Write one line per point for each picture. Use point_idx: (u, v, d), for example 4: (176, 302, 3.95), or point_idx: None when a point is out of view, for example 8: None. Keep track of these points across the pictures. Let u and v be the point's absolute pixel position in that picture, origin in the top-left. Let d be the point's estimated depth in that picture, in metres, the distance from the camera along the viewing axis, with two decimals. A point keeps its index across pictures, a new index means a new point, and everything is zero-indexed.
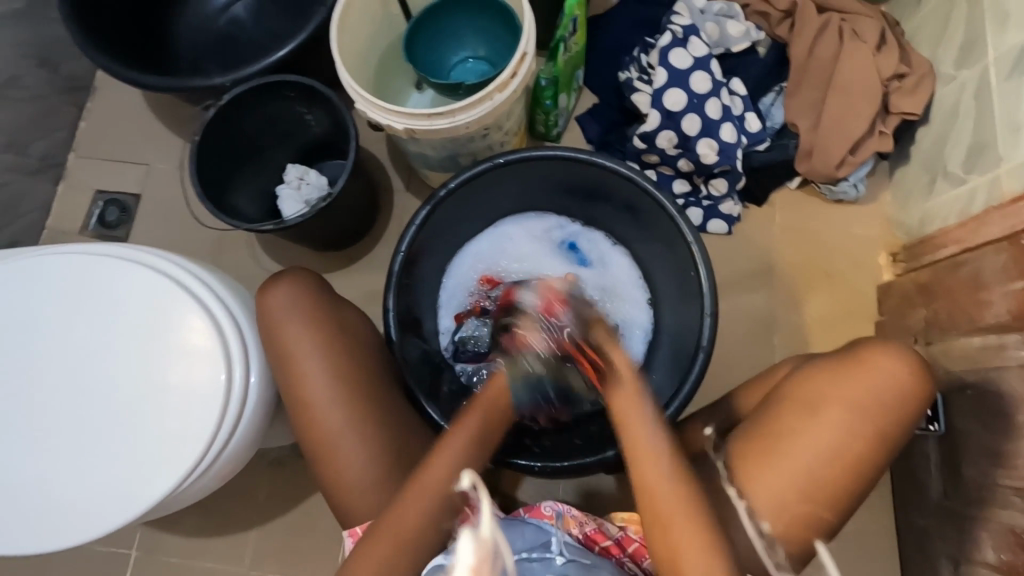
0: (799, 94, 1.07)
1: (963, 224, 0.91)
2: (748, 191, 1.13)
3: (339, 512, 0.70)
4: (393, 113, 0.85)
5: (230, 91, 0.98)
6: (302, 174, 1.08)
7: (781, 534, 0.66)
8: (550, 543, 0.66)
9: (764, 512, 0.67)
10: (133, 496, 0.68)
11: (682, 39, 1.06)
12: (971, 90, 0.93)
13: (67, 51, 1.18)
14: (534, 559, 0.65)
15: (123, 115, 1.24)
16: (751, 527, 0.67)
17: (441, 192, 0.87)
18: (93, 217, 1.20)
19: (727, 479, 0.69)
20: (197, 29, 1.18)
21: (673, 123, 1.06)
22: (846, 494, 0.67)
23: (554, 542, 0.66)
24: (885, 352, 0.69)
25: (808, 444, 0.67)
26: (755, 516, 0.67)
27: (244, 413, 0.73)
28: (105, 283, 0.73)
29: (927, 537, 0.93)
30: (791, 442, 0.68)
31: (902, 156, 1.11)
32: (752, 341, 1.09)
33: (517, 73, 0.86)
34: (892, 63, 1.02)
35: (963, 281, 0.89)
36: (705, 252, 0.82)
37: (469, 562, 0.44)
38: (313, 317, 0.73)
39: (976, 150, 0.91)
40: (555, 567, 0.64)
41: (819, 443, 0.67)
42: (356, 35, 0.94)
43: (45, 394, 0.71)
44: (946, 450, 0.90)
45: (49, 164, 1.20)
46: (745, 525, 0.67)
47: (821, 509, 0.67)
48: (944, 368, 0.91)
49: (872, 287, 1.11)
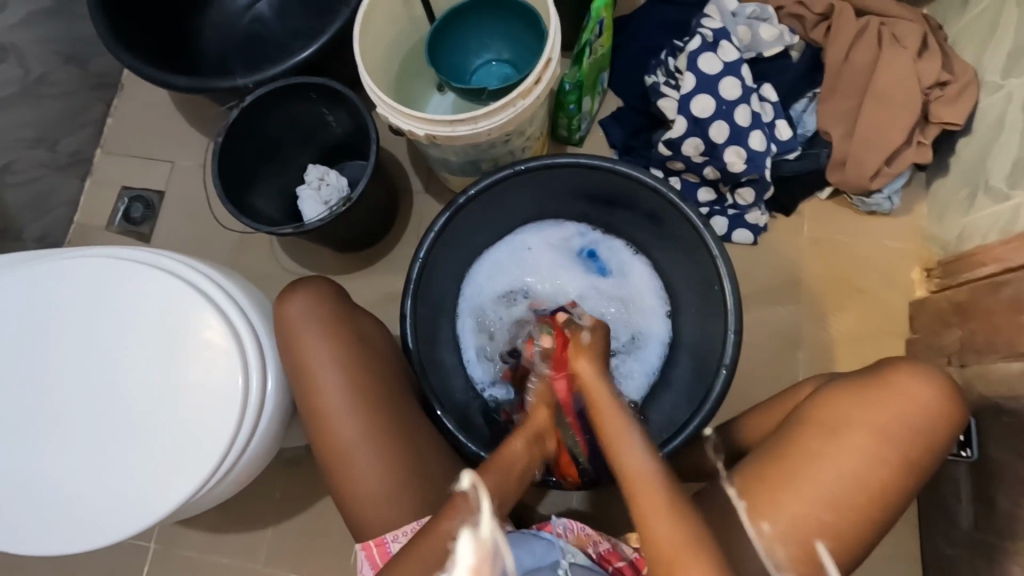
0: (833, 101, 1.03)
1: (1006, 242, 0.87)
2: (776, 201, 1.10)
3: (352, 524, 0.70)
4: (414, 118, 0.84)
5: (252, 92, 0.98)
6: (322, 175, 1.08)
7: (795, 565, 0.64)
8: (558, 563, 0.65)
9: (781, 540, 0.64)
10: (151, 501, 0.68)
11: (712, 43, 1.02)
12: (1019, 100, 0.89)
13: (95, 49, 1.20)
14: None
15: (149, 112, 1.26)
16: (765, 553, 0.65)
17: (461, 199, 0.86)
18: (118, 213, 1.21)
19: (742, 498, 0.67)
20: (223, 27, 1.19)
21: (699, 130, 1.03)
22: (869, 525, 0.64)
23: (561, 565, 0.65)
24: (915, 376, 0.66)
25: (834, 471, 0.64)
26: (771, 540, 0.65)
27: (259, 421, 0.73)
28: (127, 288, 0.74)
29: (955, 566, 0.90)
30: (814, 468, 0.65)
31: (940, 167, 1.06)
32: (776, 356, 1.06)
33: (540, 78, 0.84)
34: (934, 71, 0.98)
35: (1003, 303, 0.85)
36: (730, 266, 0.80)
37: (469, 562, 0.54)
38: (329, 327, 0.72)
39: (1022, 165, 0.87)
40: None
41: (843, 468, 0.64)
42: (379, 36, 0.93)
43: (68, 397, 0.72)
44: (979, 478, 0.86)
45: (77, 160, 1.22)
46: (762, 547, 0.65)
47: (842, 539, 0.64)
48: (979, 392, 0.88)
49: (904, 303, 1.07)
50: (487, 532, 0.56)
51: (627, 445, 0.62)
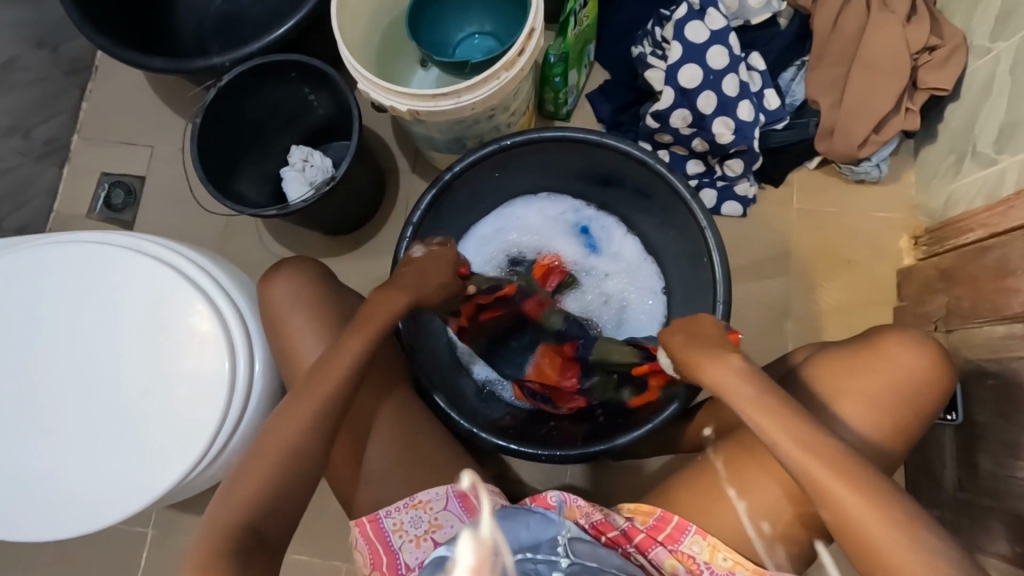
0: (821, 69, 1.02)
1: (992, 207, 0.87)
2: (765, 172, 1.09)
3: (346, 502, 0.70)
4: (395, 93, 0.82)
5: (230, 72, 0.95)
6: (305, 156, 1.06)
7: (780, 534, 0.67)
8: (555, 542, 0.63)
9: (762, 505, 0.67)
10: (143, 485, 0.68)
11: (699, 12, 1.00)
12: (1006, 64, 0.88)
13: (65, 30, 1.16)
14: (537, 559, 0.61)
15: (126, 95, 1.23)
16: (751, 530, 0.67)
17: (446, 176, 0.85)
18: (99, 200, 1.19)
19: (726, 479, 0.69)
20: (197, 4, 1.15)
21: (687, 101, 1.02)
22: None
23: (559, 543, 0.63)
24: (905, 345, 0.66)
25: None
26: (755, 521, 0.67)
27: (248, 405, 0.73)
28: (109, 275, 0.73)
29: (939, 526, 0.92)
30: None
31: (928, 134, 1.06)
32: (766, 327, 1.07)
33: (524, 50, 0.82)
34: (923, 36, 0.97)
35: (989, 267, 0.85)
36: (718, 238, 0.80)
37: (469, 561, 0.54)
38: (315, 307, 0.72)
39: (1009, 128, 0.86)
40: (560, 570, 0.60)
41: None
42: (359, 9, 0.90)
43: (53, 386, 0.71)
44: (965, 440, 0.88)
45: (53, 146, 1.19)
46: (745, 525, 0.67)
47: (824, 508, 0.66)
48: (964, 356, 0.89)
49: (891, 272, 1.07)
50: (488, 531, 0.57)
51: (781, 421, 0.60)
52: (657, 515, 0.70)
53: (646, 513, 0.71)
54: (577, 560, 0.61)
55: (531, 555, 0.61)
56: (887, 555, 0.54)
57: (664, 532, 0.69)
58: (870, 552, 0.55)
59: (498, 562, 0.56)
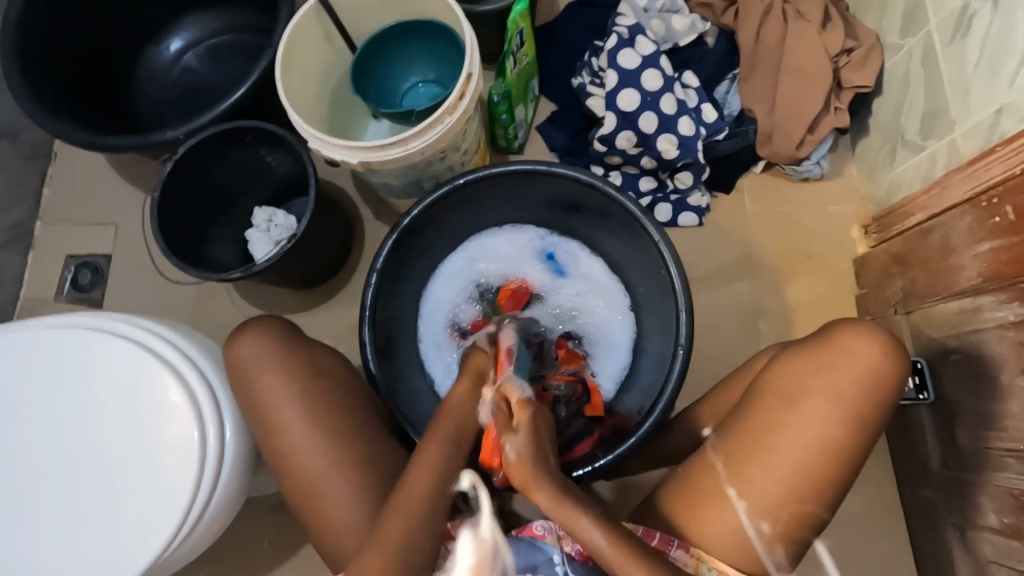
0: (752, 79, 1.08)
1: (927, 190, 0.91)
2: (715, 180, 1.13)
3: (330, 558, 0.69)
4: (345, 147, 0.85)
5: (185, 143, 0.97)
6: (269, 216, 1.08)
7: (778, 533, 0.65)
8: None
9: (758, 503, 0.65)
10: (120, 567, 0.67)
11: (629, 39, 1.06)
12: (918, 57, 0.94)
13: (21, 120, 1.18)
14: None
15: (87, 176, 1.24)
16: (750, 530, 0.65)
17: (405, 220, 0.87)
18: (67, 281, 1.19)
19: (726, 480, 0.66)
20: (152, 81, 1.19)
21: (630, 123, 1.06)
22: (836, 487, 0.65)
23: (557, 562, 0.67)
24: (859, 335, 0.67)
25: (795, 437, 0.65)
26: (755, 522, 0.65)
27: (224, 470, 0.72)
28: (75, 357, 0.73)
29: (933, 506, 0.92)
30: (776, 437, 0.66)
31: (861, 129, 1.12)
32: (737, 329, 1.09)
33: (465, 94, 0.86)
34: (839, 39, 1.03)
35: (933, 247, 0.89)
36: (672, 248, 0.83)
37: None
38: (284, 364, 0.72)
39: (931, 115, 0.92)
40: None
41: (805, 437, 0.65)
42: (302, 71, 0.94)
43: (19, 474, 0.70)
44: (940, 417, 0.89)
45: (17, 235, 1.19)
46: (744, 526, 0.65)
47: (815, 503, 0.65)
48: (926, 335, 0.92)
49: (848, 262, 1.11)
50: None
51: None
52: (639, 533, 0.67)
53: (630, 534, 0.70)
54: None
55: None
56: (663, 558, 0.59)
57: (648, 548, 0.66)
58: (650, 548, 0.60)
59: (498, 563, 0.60)
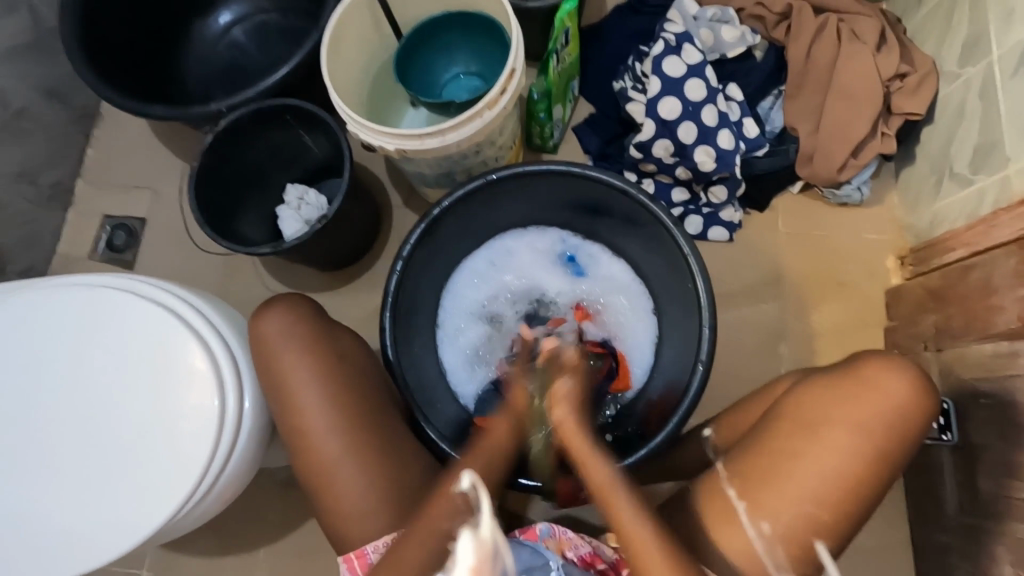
0: (798, 97, 1.06)
1: (973, 226, 0.88)
2: (750, 197, 1.11)
3: (335, 537, 0.70)
4: (383, 133, 0.85)
5: (227, 117, 0.99)
6: (301, 195, 1.09)
7: (781, 535, 0.63)
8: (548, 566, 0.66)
9: (762, 506, 0.64)
10: (133, 525, 0.68)
11: (676, 47, 1.04)
12: (976, 88, 0.91)
13: (71, 81, 1.21)
14: None
15: (130, 140, 1.27)
16: (750, 531, 0.64)
17: (435, 211, 0.88)
18: (101, 242, 1.22)
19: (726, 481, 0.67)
20: (199, 52, 1.21)
21: (668, 132, 1.05)
22: (846, 521, 0.64)
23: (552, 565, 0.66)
24: (889, 370, 0.66)
25: (810, 464, 0.64)
26: (755, 522, 0.64)
27: (239, 440, 0.73)
28: (106, 317, 0.74)
29: (945, 551, 0.90)
30: (791, 463, 0.65)
31: (907, 157, 1.08)
32: (758, 350, 1.07)
33: (506, 89, 0.86)
34: (893, 63, 1.00)
35: (973, 286, 0.86)
36: (701, 263, 0.82)
37: (469, 563, 0.44)
38: (306, 342, 0.73)
39: (984, 149, 0.89)
40: None
41: (822, 467, 0.64)
42: (346, 54, 0.95)
43: (44, 425, 0.72)
44: (962, 460, 0.87)
45: (59, 192, 1.23)
46: (744, 526, 0.64)
47: (823, 509, 0.63)
48: (955, 376, 0.89)
49: (880, 292, 1.08)
50: (488, 531, 0.46)
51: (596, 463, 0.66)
52: None
53: None
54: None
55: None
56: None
57: None
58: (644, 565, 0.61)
59: (497, 564, 0.46)
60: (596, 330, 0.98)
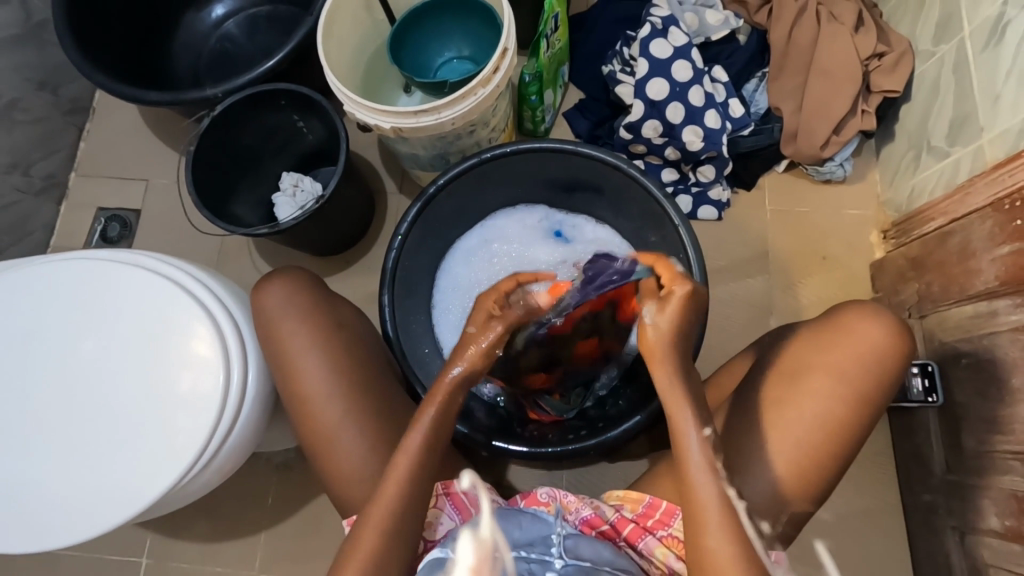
0: (781, 78, 1.09)
1: (950, 195, 0.91)
2: (736, 176, 1.14)
3: (338, 502, 0.71)
4: (378, 112, 0.87)
5: (222, 102, 1.00)
6: (296, 182, 1.10)
7: (775, 518, 0.65)
8: (550, 542, 0.64)
9: (758, 479, 0.65)
10: (135, 495, 0.69)
11: (662, 30, 1.07)
12: (950, 64, 0.95)
13: (64, 74, 1.22)
14: (531, 558, 0.62)
15: (123, 132, 1.28)
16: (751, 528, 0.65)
17: (431, 189, 0.90)
18: (95, 233, 1.22)
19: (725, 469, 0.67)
20: (192, 45, 1.23)
21: (657, 112, 1.08)
22: (833, 468, 0.66)
23: (554, 543, 0.64)
24: (865, 317, 0.68)
25: (796, 414, 0.66)
26: (757, 522, 0.64)
27: (243, 411, 0.74)
28: (111, 290, 0.75)
29: (933, 510, 0.93)
30: (777, 412, 0.67)
31: (887, 134, 1.12)
32: (749, 324, 1.10)
33: (499, 68, 0.88)
34: (871, 43, 1.04)
35: (952, 251, 0.89)
36: (692, 233, 0.84)
37: (470, 561, 0.59)
38: (308, 312, 0.74)
39: (958, 121, 0.92)
40: (554, 570, 0.62)
41: (805, 412, 0.66)
42: (342, 38, 0.97)
43: (47, 399, 0.72)
44: (947, 421, 0.90)
45: (51, 184, 1.23)
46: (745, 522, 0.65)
47: (815, 471, 0.65)
48: (939, 339, 0.92)
49: (864, 266, 1.11)
50: (487, 534, 0.61)
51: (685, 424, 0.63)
52: (646, 503, 0.72)
53: (634, 501, 0.72)
54: (571, 560, 0.62)
55: (526, 554, 0.62)
56: (713, 558, 0.58)
57: (652, 519, 0.71)
58: (706, 557, 0.58)
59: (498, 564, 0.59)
60: None
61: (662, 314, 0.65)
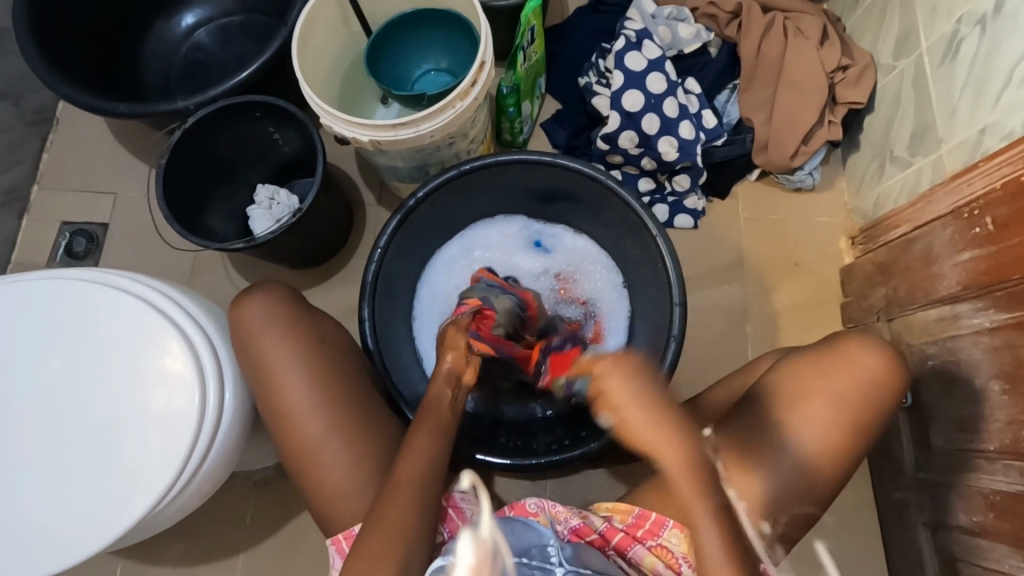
0: (751, 89, 1.12)
1: (913, 203, 0.95)
2: (710, 185, 1.17)
3: (323, 521, 0.70)
4: (356, 125, 0.86)
5: (194, 114, 0.98)
6: (272, 194, 1.08)
7: (777, 531, 0.68)
8: (550, 552, 0.64)
9: (757, 500, 0.67)
10: (107, 522, 0.66)
11: (636, 43, 1.09)
12: (909, 77, 0.99)
13: (26, 84, 1.18)
14: (531, 566, 0.63)
15: (89, 144, 1.24)
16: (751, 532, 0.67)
17: (411, 202, 0.89)
18: (60, 248, 1.18)
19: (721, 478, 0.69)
20: (161, 54, 1.20)
21: (633, 123, 1.09)
22: (827, 486, 0.68)
23: (553, 551, 0.64)
24: (862, 346, 0.71)
25: (795, 434, 0.68)
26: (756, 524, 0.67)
27: (220, 431, 0.72)
28: (79, 309, 0.73)
29: (904, 507, 0.96)
30: (777, 434, 0.69)
31: (852, 144, 1.16)
32: (726, 330, 1.12)
33: (477, 81, 0.88)
34: (836, 57, 1.08)
35: (916, 257, 0.93)
36: (669, 243, 0.85)
37: (469, 562, 0.53)
38: (287, 328, 0.73)
39: (919, 132, 0.96)
40: None
41: (805, 436, 0.68)
42: (318, 48, 0.96)
43: (14, 425, 0.70)
44: (916, 421, 0.93)
45: (12, 198, 1.18)
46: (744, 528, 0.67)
47: (809, 486, 0.68)
48: (905, 342, 0.95)
49: (834, 271, 1.15)
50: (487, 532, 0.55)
51: (697, 500, 0.62)
52: (636, 513, 0.71)
53: (624, 512, 0.72)
54: (571, 566, 0.63)
55: (527, 562, 0.63)
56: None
57: (642, 529, 0.71)
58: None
59: (498, 562, 0.55)
60: (571, 304, 1.02)
61: (619, 389, 0.60)
